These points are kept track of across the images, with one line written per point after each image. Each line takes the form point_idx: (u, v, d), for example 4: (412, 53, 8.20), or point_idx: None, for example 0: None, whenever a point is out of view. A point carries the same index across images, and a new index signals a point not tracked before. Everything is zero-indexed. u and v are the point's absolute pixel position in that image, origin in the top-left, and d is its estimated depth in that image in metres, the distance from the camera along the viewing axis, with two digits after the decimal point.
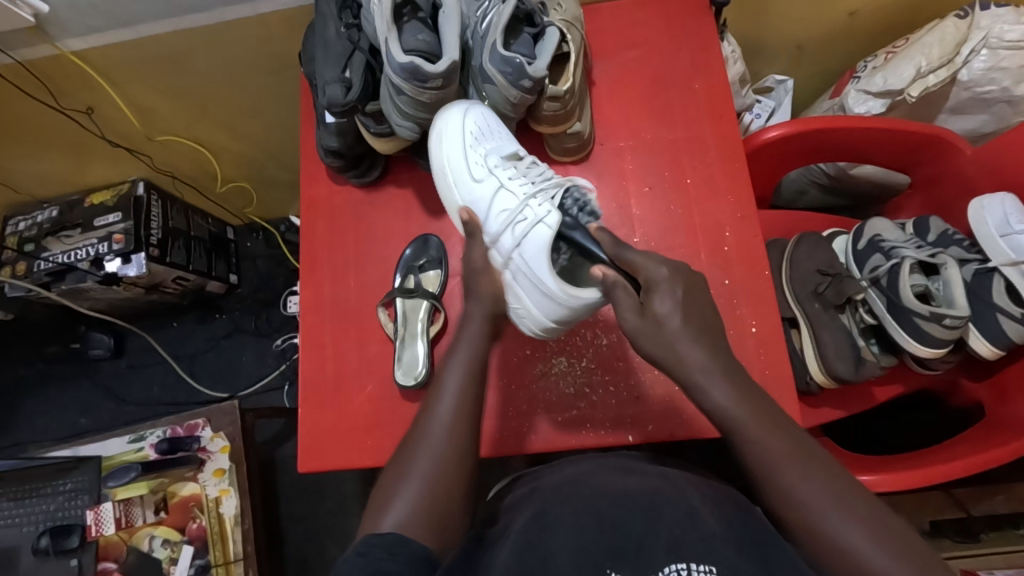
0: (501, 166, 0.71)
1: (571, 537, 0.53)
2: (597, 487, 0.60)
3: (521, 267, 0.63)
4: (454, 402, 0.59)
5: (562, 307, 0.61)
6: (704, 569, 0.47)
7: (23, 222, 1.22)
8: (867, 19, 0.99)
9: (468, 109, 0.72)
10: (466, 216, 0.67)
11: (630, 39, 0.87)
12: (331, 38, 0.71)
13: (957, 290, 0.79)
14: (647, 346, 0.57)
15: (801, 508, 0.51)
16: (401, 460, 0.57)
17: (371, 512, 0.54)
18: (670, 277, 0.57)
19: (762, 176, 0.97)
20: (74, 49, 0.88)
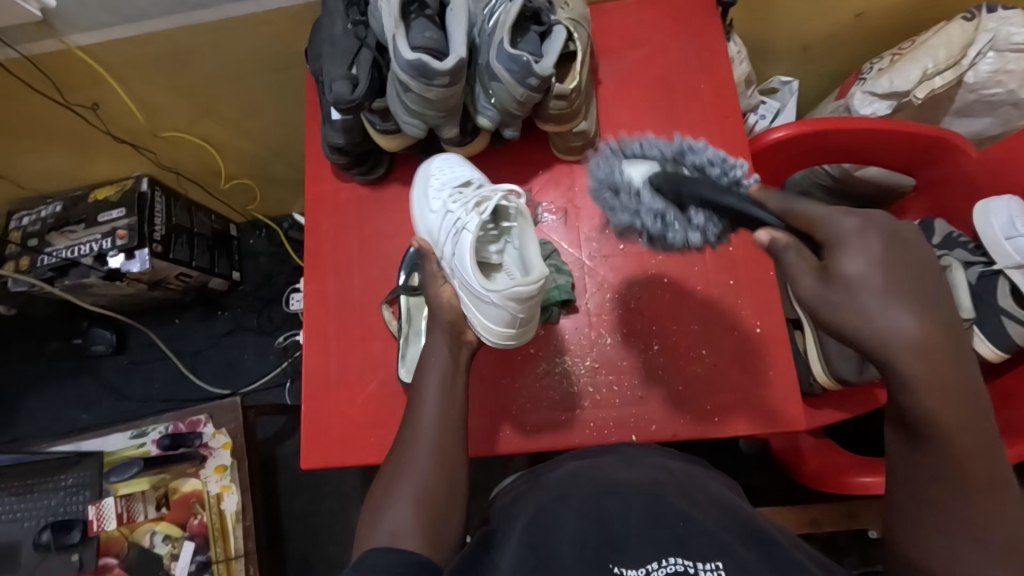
0: (454, 194, 0.70)
1: (574, 533, 0.52)
2: (596, 481, 0.59)
3: (459, 276, 0.62)
4: (450, 401, 0.60)
5: (500, 309, 0.59)
6: (710, 567, 0.46)
7: (27, 217, 1.22)
8: (873, 21, 0.99)
9: (433, 158, 0.76)
10: (415, 244, 0.70)
11: (635, 39, 0.87)
12: (338, 35, 0.71)
13: (961, 293, 0.78)
14: (824, 315, 0.44)
15: (940, 555, 0.46)
16: (393, 468, 0.58)
17: (366, 524, 0.55)
18: (860, 229, 0.44)
19: (766, 178, 0.98)
20: (80, 44, 0.88)
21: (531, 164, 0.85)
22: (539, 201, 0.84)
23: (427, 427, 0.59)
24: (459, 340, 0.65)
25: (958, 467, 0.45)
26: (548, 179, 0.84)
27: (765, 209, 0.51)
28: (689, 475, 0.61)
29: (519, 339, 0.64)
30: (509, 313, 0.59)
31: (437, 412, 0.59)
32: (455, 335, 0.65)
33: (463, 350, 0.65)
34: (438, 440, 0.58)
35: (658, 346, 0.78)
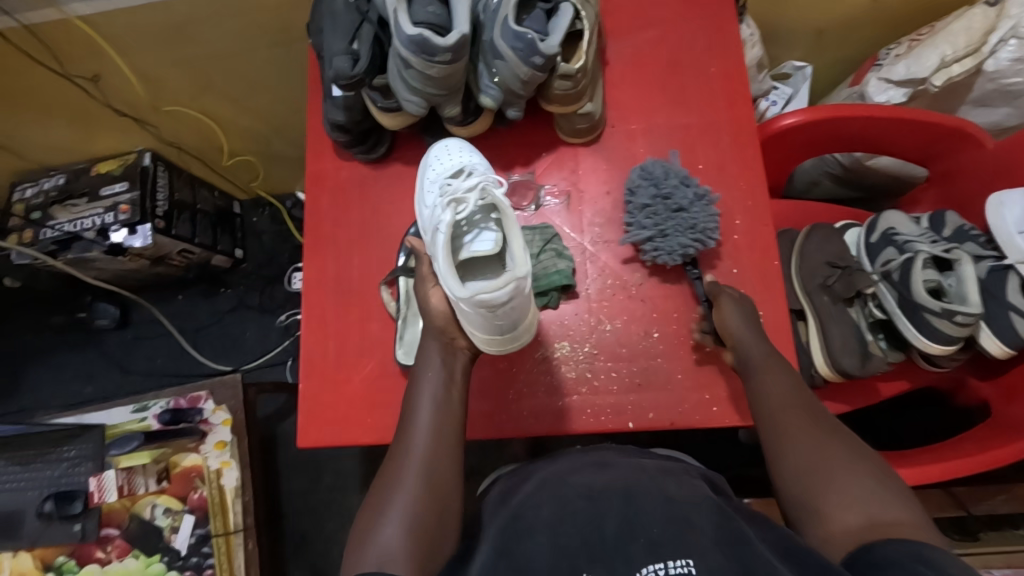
0: (444, 185, 0.67)
1: (547, 539, 0.53)
2: (573, 484, 0.58)
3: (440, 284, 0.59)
4: (433, 413, 0.60)
5: (479, 314, 0.55)
6: (681, 564, 0.48)
7: (30, 190, 1.22)
8: (891, 4, 0.96)
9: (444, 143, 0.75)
10: (409, 245, 0.69)
11: (645, 19, 0.85)
12: (340, 9, 0.70)
13: (970, 287, 0.76)
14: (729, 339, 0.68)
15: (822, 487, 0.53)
16: (383, 487, 0.56)
17: (355, 547, 0.53)
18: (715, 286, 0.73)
19: (774, 165, 0.96)
20: (81, 14, 0.87)
21: (535, 145, 0.83)
22: (542, 183, 0.82)
23: (416, 446, 0.58)
24: (452, 347, 0.64)
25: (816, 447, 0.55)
26: (551, 162, 0.83)
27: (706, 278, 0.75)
28: (666, 474, 0.59)
29: (509, 341, 0.60)
30: (488, 316, 0.55)
31: (426, 427, 0.59)
32: (446, 341, 0.64)
33: (458, 358, 0.64)
34: (426, 457, 0.57)
35: (658, 333, 0.78)
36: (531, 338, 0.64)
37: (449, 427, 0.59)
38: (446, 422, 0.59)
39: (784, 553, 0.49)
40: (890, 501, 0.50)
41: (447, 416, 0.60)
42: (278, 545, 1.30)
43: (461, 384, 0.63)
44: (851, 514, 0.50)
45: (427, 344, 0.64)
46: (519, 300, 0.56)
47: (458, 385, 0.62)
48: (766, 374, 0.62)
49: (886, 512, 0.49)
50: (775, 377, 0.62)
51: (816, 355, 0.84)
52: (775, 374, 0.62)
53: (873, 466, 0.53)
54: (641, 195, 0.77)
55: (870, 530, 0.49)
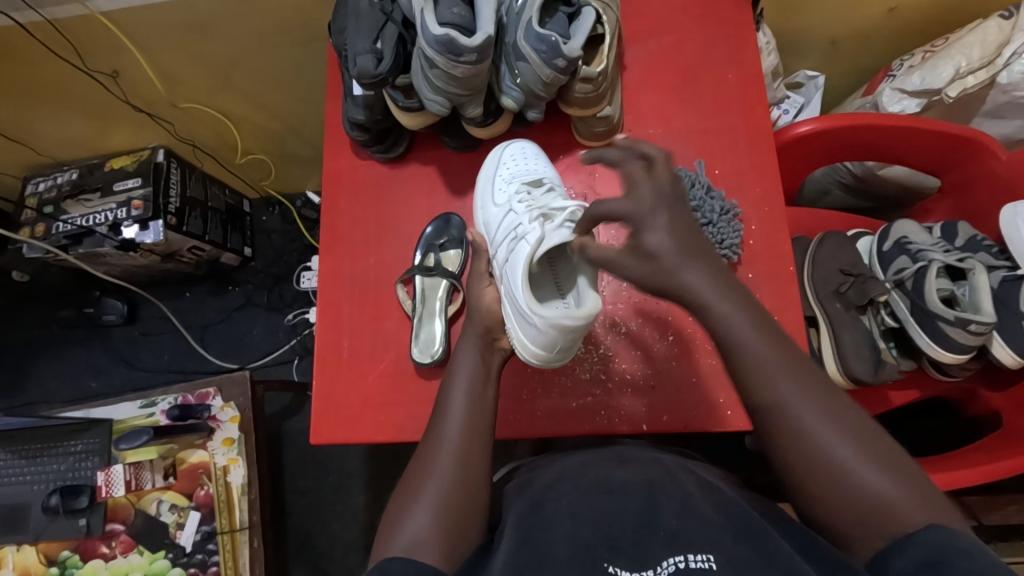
0: (521, 191, 0.71)
1: (567, 530, 0.50)
2: (588, 479, 0.57)
3: (510, 287, 0.62)
4: (467, 405, 0.61)
5: (544, 333, 0.58)
6: (701, 560, 0.46)
7: (43, 183, 1.22)
8: (906, 15, 0.97)
9: (504, 147, 0.79)
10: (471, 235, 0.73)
11: (663, 25, 0.86)
12: (365, 8, 0.70)
13: (983, 296, 0.77)
14: (646, 281, 0.54)
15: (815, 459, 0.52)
16: (416, 472, 0.58)
17: (383, 534, 0.54)
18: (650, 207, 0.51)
19: (788, 173, 0.96)
20: (103, 10, 0.88)
21: (552, 147, 0.84)
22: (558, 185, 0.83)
23: (450, 437, 0.58)
24: (494, 345, 0.66)
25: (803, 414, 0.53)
26: (567, 164, 0.83)
27: None
28: (683, 470, 0.60)
29: (557, 360, 0.63)
30: (552, 338, 0.58)
31: (461, 418, 0.60)
32: (490, 339, 0.66)
33: (495, 356, 0.66)
34: (457, 449, 0.58)
35: (672, 337, 0.78)
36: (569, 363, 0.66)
37: (483, 420, 0.60)
38: (481, 414, 0.61)
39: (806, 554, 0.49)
40: (928, 506, 0.48)
41: (483, 408, 0.61)
42: (281, 544, 1.29)
43: (496, 381, 0.65)
44: (844, 482, 0.50)
45: (466, 339, 0.67)
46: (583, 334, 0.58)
47: (492, 382, 0.64)
48: (781, 387, 0.54)
49: (927, 518, 0.47)
50: (791, 388, 0.54)
51: (828, 362, 0.85)
52: (788, 384, 0.54)
53: (903, 466, 0.50)
54: None
55: (880, 514, 0.48)
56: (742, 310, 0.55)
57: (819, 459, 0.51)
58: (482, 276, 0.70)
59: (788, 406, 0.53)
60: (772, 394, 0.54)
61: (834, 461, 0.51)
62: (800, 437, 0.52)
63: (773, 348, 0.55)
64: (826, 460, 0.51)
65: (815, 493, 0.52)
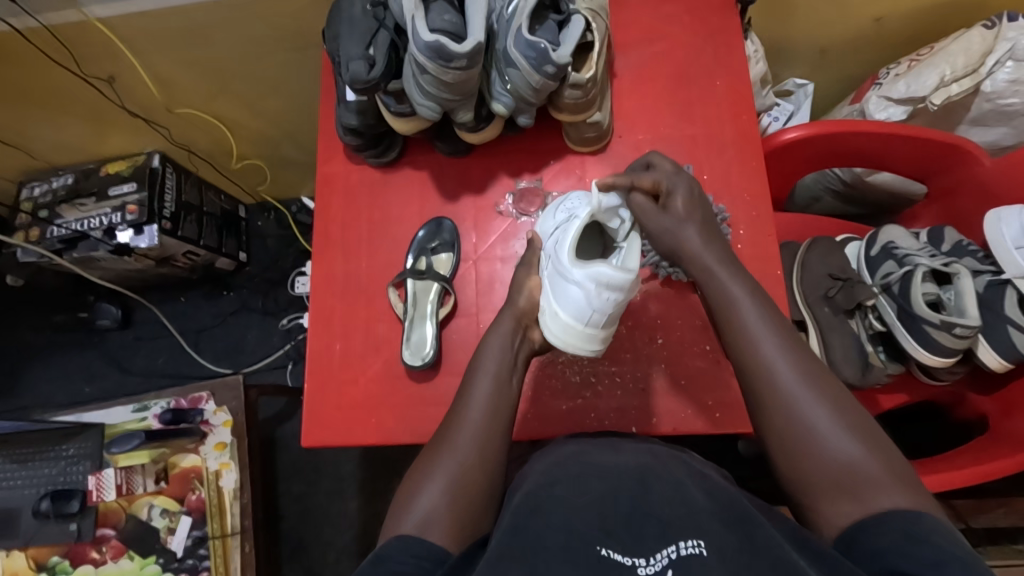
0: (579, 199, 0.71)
1: (560, 515, 0.49)
2: (581, 466, 0.57)
3: (552, 258, 0.64)
4: (493, 393, 0.60)
5: (581, 293, 0.59)
6: (692, 545, 0.46)
7: (39, 188, 1.23)
8: (891, 24, 0.99)
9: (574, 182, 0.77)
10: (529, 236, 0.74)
11: (652, 33, 0.87)
12: (357, 16, 0.71)
13: (968, 300, 0.78)
14: (663, 238, 0.67)
15: (796, 424, 0.54)
16: (430, 456, 0.58)
17: (395, 511, 0.55)
18: (680, 178, 0.69)
19: (778, 178, 0.97)
20: (100, 16, 0.89)
21: (543, 153, 0.85)
22: (549, 190, 0.84)
23: (472, 420, 0.58)
24: (524, 334, 0.66)
25: (789, 378, 0.55)
26: (558, 169, 0.84)
27: None
28: (676, 457, 0.59)
29: (585, 343, 0.62)
30: (588, 300, 0.59)
31: (484, 405, 0.59)
32: (520, 326, 0.66)
33: (524, 346, 0.66)
34: (474, 432, 0.57)
35: (662, 339, 0.78)
36: (597, 354, 0.65)
37: (505, 410, 0.60)
38: (508, 402, 0.60)
39: (798, 546, 0.48)
40: (903, 489, 0.49)
41: (511, 394, 0.61)
42: (274, 550, 1.29)
43: (521, 371, 0.64)
44: (826, 448, 0.52)
45: (496, 327, 0.66)
46: (619, 298, 0.59)
47: (519, 370, 0.64)
48: (771, 356, 0.56)
49: (898, 501, 0.48)
50: (784, 360, 0.56)
51: None
52: (781, 355, 0.56)
53: (882, 446, 0.52)
54: None
55: (852, 476, 0.50)
56: (745, 283, 0.61)
57: (798, 434, 0.53)
58: (531, 264, 0.71)
59: (777, 379, 0.55)
60: (763, 363, 0.57)
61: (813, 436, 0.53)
62: (786, 400, 0.55)
63: (770, 327, 0.58)
64: (807, 428, 0.53)
65: (794, 455, 0.53)
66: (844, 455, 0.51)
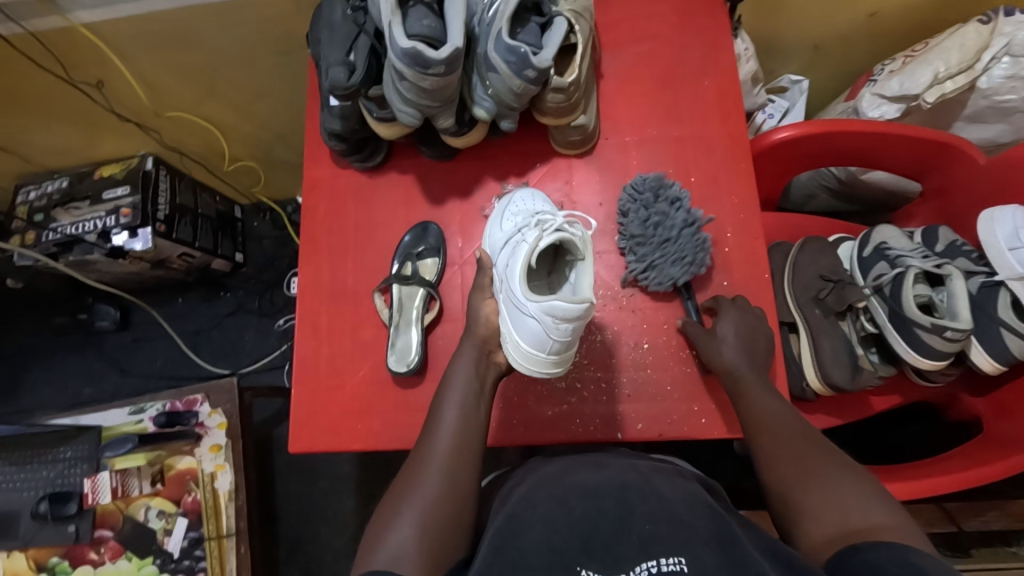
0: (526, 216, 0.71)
1: (543, 534, 0.50)
2: (562, 482, 0.57)
3: (506, 290, 0.63)
4: (459, 425, 0.61)
5: (539, 326, 0.59)
6: (672, 563, 0.46)
7: (34, 193, 1.23)
8: (886, 20, 0.97)
9: (516, 191, 0.78)
10: (478, 253, 0.74)
11: (641, 32, 0.86)
12: (338, 20, 0.71)
13: (960, 301, 0.76)
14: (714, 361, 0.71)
15: (792, 478, 0.56)
16: (400, 487, 0.58)
17: (368, 544, 0.54)
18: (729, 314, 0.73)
19: (769, 178, 0.96)
20: (85, 22, 0.89)
21: (529, 155, 0.84)
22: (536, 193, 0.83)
23: (439, 447, 0.60)
24: (489, 359, 0.68)
25: (791, 444, 0.59)
26: (545, 172, 0.84)
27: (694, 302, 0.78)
28: (659, 473, 0.59)
29: (548, 366, 0.63)
30: (549, 333, 0.59)
31: (450, 432, 0.61)
32: (485, 350, 0.68)
33: (491, 370, 0.68)
34: (445, 461, 0.58)
35: (648, 344, 0.78)
36: (561, 372, 0.66)
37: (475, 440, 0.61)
38: (476, 429, 0.62)
39: (776, 563, 0.47)
40: (893, 524, 0.48)
41: (478, 419, 0.63)
42: (271, 549, 1.30)
43: (489, 397, 0.66)
44: (822, 494, 0.53)
45: (458, 357, 0.68)
46: (580, 326, 0.59)
47: (485, 399, 0.65)
48: (781, 427, 0.61)
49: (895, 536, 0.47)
50: (789, 432, 0.60)
51: (808, 368, 0.85)
52: (789, 428, 0.61)
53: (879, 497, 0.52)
54: (633, 218, 0.78)
55: (843, 518, 0.50)
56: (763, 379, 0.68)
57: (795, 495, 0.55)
58: (483, 287, 0.71)
59: (783, 442, 0.59)
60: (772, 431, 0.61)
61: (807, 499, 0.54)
62: (789, 458, 0.58)
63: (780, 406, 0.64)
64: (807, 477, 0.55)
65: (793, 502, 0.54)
66: (839, 510, 0.51)
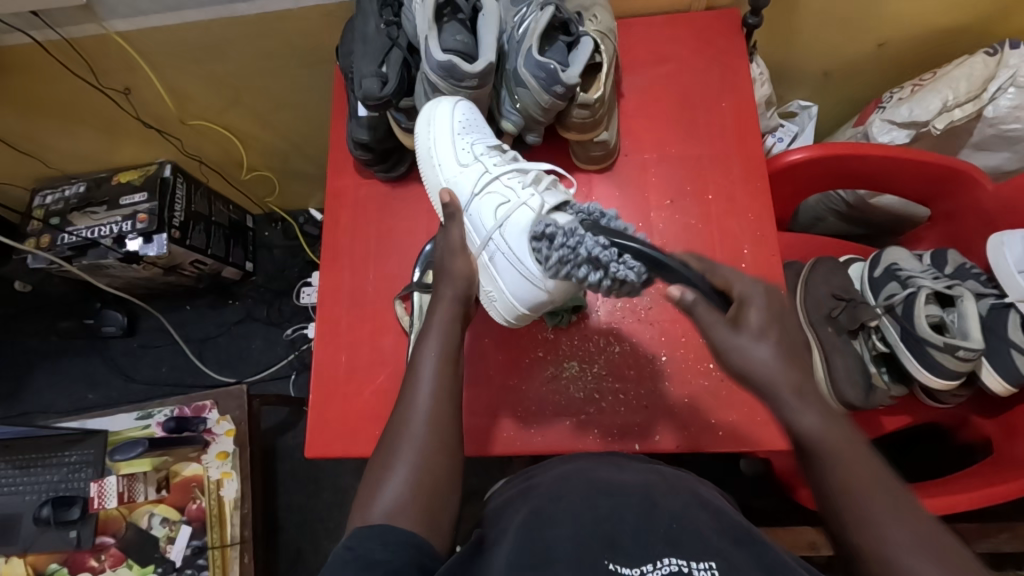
0: (491, 153, 0.71)
1: (569, 531, 0.50)
2: (584, 481, 0.58)
3: (502, 249, 0.66)
4: (438, 378, 0.58)
5: (541, 293, 0.66)
6: (705, 567, 0.45)
7: (51, 196, 1.25)
8: (895, 49, 1.00)
9: (459, 101, 0.71)
10: (444, 198, 0.66)
11: (660, 54, 0.89)
12: (371, 33, 0.72)
13: (971, 323, 0.78)
14: (736, 361, 0.49)
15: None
16: (385, 450, 0.55)
17: (361, 499, 0.53)
18: (748, 287, 0.51)
19: (781, 199, 0.99)
20: (119, 31, 0.91)
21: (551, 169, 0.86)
22: None
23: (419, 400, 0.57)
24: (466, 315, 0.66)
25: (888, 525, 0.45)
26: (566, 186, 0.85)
27: (671, 260, 0.52)
28: (682, 480, 0.59)
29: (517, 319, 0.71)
30: (550, 300, 0.66)
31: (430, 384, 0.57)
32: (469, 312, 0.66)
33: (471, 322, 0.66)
34: (430, 416, 0.56)
35: (666, 356, 0.79)
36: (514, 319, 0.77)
37: (451, 402, 0.58)
38: (454, 384, 0.59)
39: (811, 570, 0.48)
40: None
41: (455, 377, 0.59)
42: (272, 560, 1.28)
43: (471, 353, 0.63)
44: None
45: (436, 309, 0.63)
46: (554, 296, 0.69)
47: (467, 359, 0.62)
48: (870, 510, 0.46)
49: None
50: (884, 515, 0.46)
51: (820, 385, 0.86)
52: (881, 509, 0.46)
53: None
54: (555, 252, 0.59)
55: None
56: (823, 416, 0.48)
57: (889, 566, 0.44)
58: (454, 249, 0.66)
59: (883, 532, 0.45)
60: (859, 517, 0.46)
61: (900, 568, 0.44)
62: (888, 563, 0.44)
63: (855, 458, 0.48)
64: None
65: None
66: None
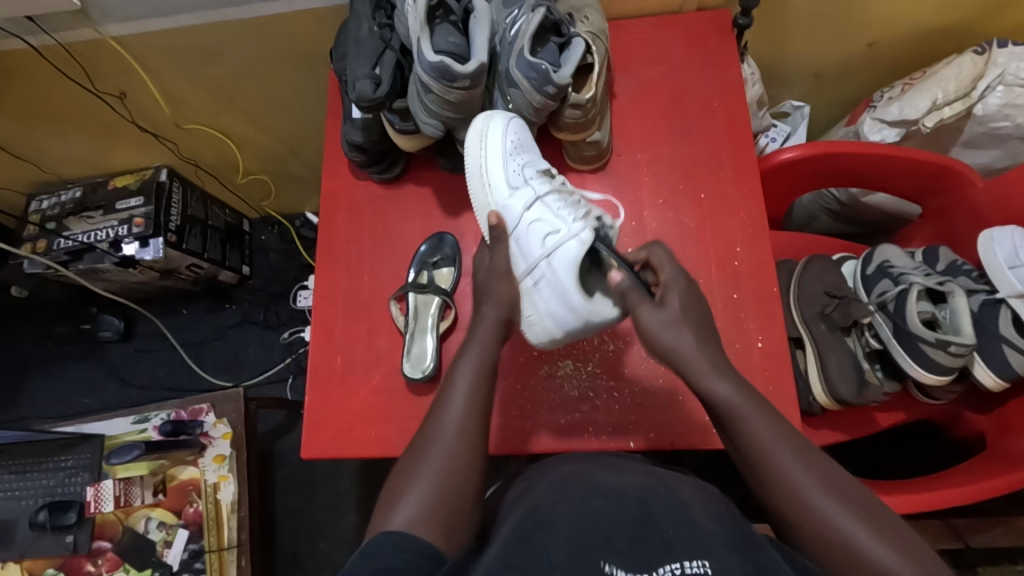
0: (542, 180, 0.72)
1: (564, 531, 0.50)
2: (579, 482, 0.58)
3: (547, 275, 0.65)
4: (469, 397, 0.60)
5: (574, 319, 0.64)
6: (698, 566, 0.46)
7: (47, 201, 1.25)
8: (884, 49, 1.01)
9: (510, 120, 0.74)
10: (494, 220, 0.69)
11: (652, 55, 0.89)
12: (364, 36, 0.73)
13: (963, 318, 0.78)
14: (656, 335, 0.60)
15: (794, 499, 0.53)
16: (412, 462, 0.57)
17: (382, 511, 0.54)
18: (672, 276, 0.63)
19: (775, 198, 0.99)
20: (114, 35, 0.91)
21: None
22: None
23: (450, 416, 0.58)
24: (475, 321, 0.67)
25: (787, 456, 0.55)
26: None
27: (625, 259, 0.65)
28: (678, 480, 0.60)
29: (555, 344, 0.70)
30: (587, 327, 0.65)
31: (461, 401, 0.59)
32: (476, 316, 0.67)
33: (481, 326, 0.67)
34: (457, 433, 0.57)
35: None
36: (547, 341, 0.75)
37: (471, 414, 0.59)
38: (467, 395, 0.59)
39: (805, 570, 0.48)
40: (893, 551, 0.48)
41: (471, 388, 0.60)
42: (269, 564, 1.28)
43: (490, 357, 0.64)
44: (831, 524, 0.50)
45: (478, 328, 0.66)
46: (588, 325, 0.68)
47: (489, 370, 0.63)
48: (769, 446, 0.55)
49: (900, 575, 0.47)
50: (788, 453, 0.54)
51: (814, 382, 0.86)
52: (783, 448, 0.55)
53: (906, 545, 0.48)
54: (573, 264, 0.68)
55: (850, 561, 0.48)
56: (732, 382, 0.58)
57: (798, 496, 0.52)
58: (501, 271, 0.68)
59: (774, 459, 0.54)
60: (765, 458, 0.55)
61: (838, 527, 0.50)
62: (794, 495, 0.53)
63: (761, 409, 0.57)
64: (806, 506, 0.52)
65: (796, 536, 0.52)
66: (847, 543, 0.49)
